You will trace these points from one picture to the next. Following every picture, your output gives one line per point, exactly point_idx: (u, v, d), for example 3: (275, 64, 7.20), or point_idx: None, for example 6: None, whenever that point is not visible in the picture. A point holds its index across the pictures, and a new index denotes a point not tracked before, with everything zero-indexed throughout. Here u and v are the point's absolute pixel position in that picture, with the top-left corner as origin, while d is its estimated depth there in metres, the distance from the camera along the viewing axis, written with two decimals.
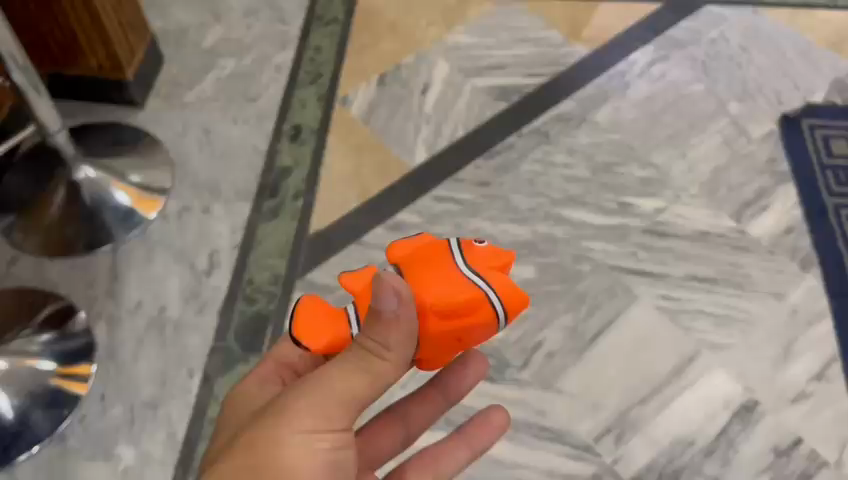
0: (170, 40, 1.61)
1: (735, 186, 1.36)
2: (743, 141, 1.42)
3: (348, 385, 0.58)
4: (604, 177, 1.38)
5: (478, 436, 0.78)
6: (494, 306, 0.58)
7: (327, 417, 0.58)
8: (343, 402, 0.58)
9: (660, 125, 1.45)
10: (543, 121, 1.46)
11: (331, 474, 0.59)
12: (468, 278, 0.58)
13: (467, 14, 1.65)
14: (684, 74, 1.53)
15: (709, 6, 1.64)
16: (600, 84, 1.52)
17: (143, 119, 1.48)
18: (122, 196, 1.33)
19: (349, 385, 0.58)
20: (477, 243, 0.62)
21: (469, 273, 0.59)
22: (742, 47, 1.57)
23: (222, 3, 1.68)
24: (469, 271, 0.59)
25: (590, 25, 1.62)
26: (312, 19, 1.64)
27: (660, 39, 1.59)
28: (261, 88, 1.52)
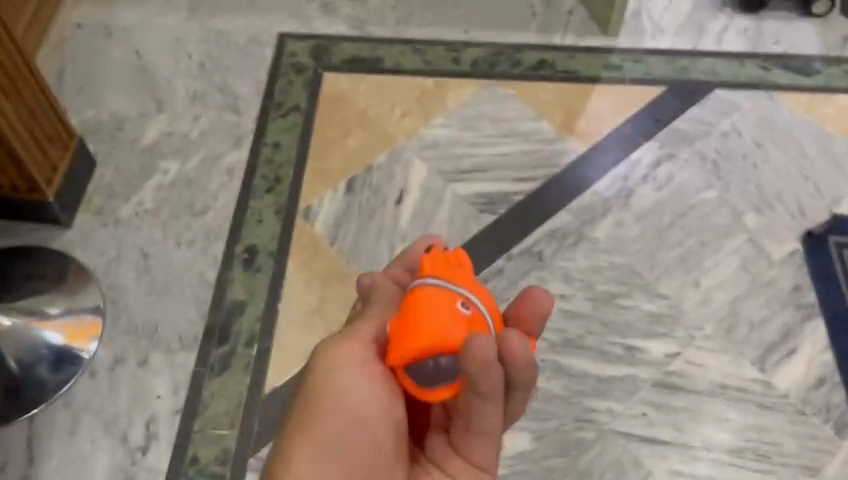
0: (104, 135, 1.39)
1: (757, 323, 1.18)
2: (763, 264, 1.24)
3: (342, 353, 0.72)
4: (607, 313, 1.19)
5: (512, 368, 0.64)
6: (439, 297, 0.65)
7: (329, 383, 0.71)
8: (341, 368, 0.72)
9: (669, 243, 1.26)
10: (535, 240, 1.27)
11: (360, 411, 0.70)
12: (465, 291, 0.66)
13: (446, 99, 1.45)
14: (693, 178, 1.34)
15: (719, 89, 1.46)
16: (599, 191, 1.33)
17: (69, 241, 1.26)
18: (53, 336, 1.13)
19: (343, 349, 0.72)
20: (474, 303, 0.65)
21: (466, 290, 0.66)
22: (757, 142, 1.38)
23: (165, 86, 1.46)
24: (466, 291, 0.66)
25: (584, 114, 1.43)
26: (270, 107, 1.44)
27: (664, 132, 1.40)
28: (210, 198, 1.32)
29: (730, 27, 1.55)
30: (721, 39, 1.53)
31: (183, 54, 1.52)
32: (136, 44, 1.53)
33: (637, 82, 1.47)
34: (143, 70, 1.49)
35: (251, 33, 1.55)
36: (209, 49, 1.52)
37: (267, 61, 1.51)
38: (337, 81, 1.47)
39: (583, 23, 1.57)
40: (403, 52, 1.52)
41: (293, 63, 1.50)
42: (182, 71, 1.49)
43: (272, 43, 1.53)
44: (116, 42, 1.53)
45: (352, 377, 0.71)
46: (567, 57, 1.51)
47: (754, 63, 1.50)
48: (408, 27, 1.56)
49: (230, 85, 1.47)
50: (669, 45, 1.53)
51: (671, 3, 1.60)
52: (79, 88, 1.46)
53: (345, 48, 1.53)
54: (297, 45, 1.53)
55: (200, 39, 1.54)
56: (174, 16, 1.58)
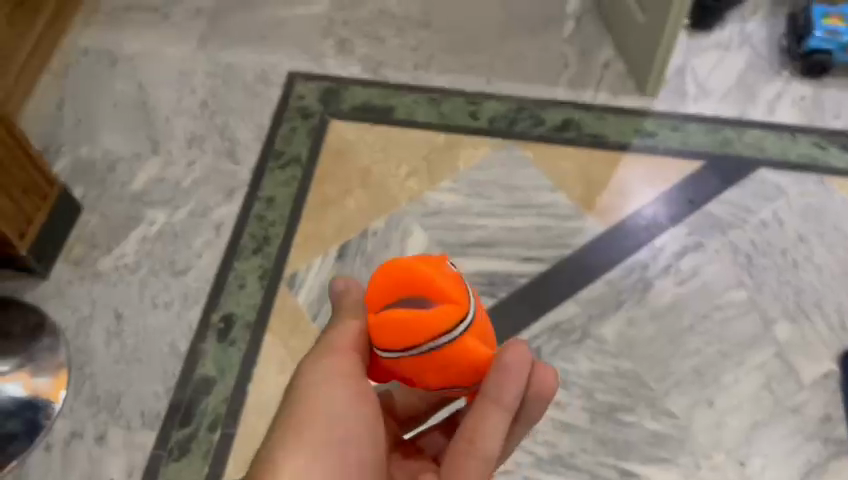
0: (94, 176, 1.33)
1: (776, 457, 1.04)
2: (791, 385, 1.10)
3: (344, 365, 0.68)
4: (604, 428, 1.08)
5: (501, 387, 0.60)
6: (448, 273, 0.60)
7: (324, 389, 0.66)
8: (343, 382, 0.67)
9: (685, 350, 1.13)
10: (534, 334, 1.15)
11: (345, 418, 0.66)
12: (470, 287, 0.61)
13: (457, 159, 1.33)
14: (722, 273, 1.20)
15: (763, 169, 1.30)
16: (613, 281, 1.20)
17: (43, 295, 1.21)
18: (12, 388, 1.10)
19: (340, 357, 0.67)
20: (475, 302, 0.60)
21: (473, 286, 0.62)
22: (800, 236, 1.23)
23: (163, 125, 1.39)
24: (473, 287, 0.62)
25: (608, 187, 1.30)
26: (269, 156, 1.35)
27: (694, 216, 1.25)
28: (193, 256, 1.24)
29: (785, 94, 1.39)
30: (773, 108, 1.38)
31: (186, 89, 1.44)
32: (140, 76, 1.46)
33: (671, 153, 1.33)
34: (144, 106, 1.42)
35: (259, 70, 1.46)
36: (214, 85, 1.44)
37: (272, 103, 1.42)
38: (343, 130, 1.37)
39: (619, 79, 1.42)
40: (418, 101, 1.40)
41: (299, 107, 1.40)
42: (183, 109, 1.41)
43: (280, 82, 1.44)
44: (120, 72, 1.47)
45: (338, 392, 0.66)
46: (596, 118, 1.37)
47: (808, 139, 1.33)
48: (426, 73, 1.45)
49: (231, 128, 1.38)
50: (712, 111, 1.38)
51: (720, 62, 1.45)
52: (76, 122, 1.40)
53: (356, 92, 1.42)
54: (306, 87, 1.43)
55: (206, 74, 1.46)
56: (183, 46, 1.50)
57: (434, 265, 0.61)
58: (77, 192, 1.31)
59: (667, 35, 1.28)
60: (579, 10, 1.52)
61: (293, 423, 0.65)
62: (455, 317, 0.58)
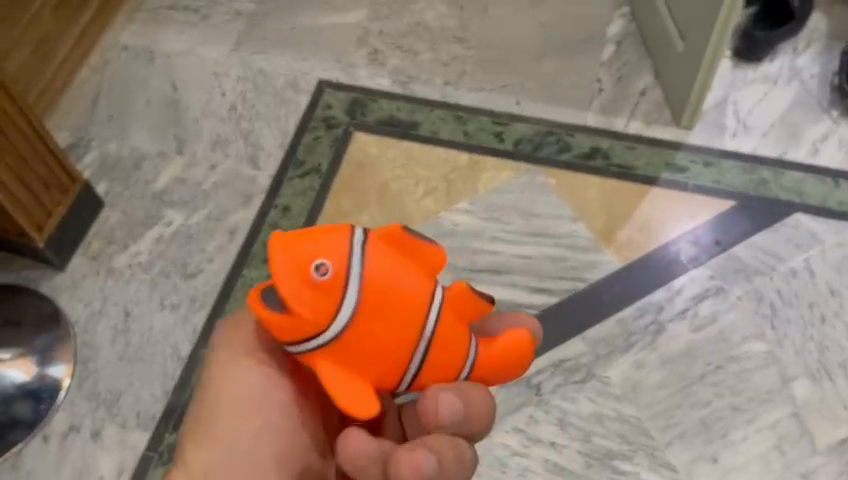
0: (120, 172, 1.35)
1: None
2: (804, 448, 1.04)
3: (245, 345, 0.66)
4: (599, 475, 1.04)
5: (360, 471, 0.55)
6: (317, 278, 0.54)
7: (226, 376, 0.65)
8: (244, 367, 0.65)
9: (693, 401, 1.08)
10: (537, 369, 1.12)
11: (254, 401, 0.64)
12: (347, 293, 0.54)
13: (478, 181, 1.31)
14: (742, 322, 1.14)
15: (799, 214, 1.23)
16: (626, 321, 1.15)
17: (58, 287, 1.23)
18: (14, 374, 1.12)
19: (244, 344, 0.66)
20: (341, 317, 0.55)
21: (351, 293, 0.55)
22: (831, 289, 1.16)
23: (191, 126, 1.40)
24: (351, 295, 0.54)
25: (630, 221, 1.25)
26: (290, 164, 1.35)
27: (719, 259, 1.20)
28: (204, 260, 1.25)
29: (831, 136, 1.32)
30: (816, 150, 1.31)
31: (217, 91, 1.45)
32: (174, 75, 1.47)
33: (701, 190, 1.27)
34: (174, 105, 1.43)
35: (290, 77, 1.46)
36: (245, 89, 1.45)
37: (299, 110, 1.41)
38: (365, 143, 1.36)
39: (654, 108, 1.37)
40: (444, 118, 1.38)
41: (325, 117, 1.40)
42: (212, 111, 1.42)
43: (310, 90, 1.44)
44: (156, 70, 1.49)
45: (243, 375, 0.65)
46: (626, 148, 1.33)
47: None
48: (456, 90, 1.42)
49: (256, 134, 1.39)
50: (751, 149, 1.32)
51: (765, 97, 1.38)
52: (109, 117, 1.43)
53: (383, 105, 1.40)
54: (334, 97, 1.42)
55: (238, 77, 1.46)
56: (219, 47, 1.51)
57: (298, 265, 0.54)
58: (101, 188, 1.34)
59: (704, 69, 1.23)
60: (620, 33, 1.47)
61: (201, 420, 0.65)
62: (299, 333, 0.55)
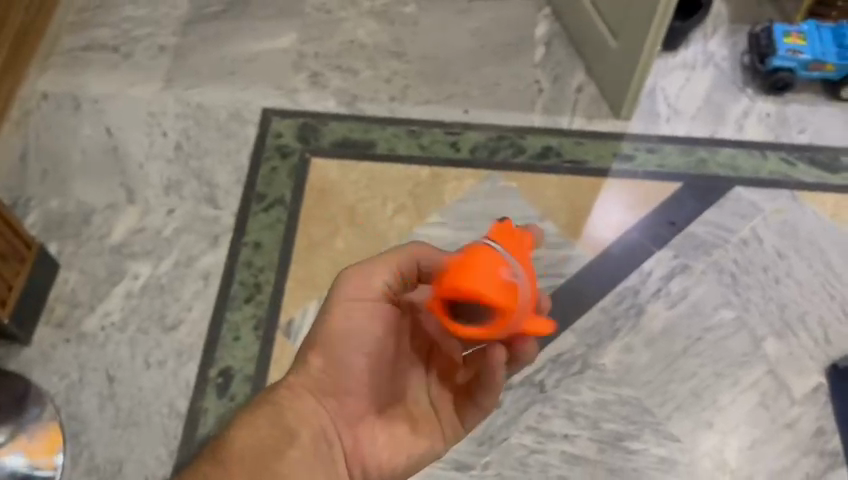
0: (69, 230, 1.28)
1: (776, 474, 1.09)
2: (785, 401, 1.14)
3: (361, 286, 0.77)
4: (613, 458, 1.10)
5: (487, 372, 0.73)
6: (502, 280, 0.61)
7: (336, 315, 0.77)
8: (350, 309, 0.77)
9: (682, 374, 1.16)
10: (537, 367, 1.17)
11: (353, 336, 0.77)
12: (518, 279, 0.62)
13: (443, 192, 1.33)
14: (709, 294, 1.24)
15: (738, 187, 1.35)
16: (607, 308, 1.22)
17: (28, 362, 1.16)
18: (13, 461, 1.06)
19: (355, 285, 0.77)
20: (522, 290, 0.63)
21: (519, 275, 0.63)
22: (779, 252, 1.28)
23: (136, 171, 1.34)
24: (520, 276, 0.63)
25: (592, 213, 1.31)
26: (251, 199, 1.32)
27: (678, 238, 1.29)
28: (183, 309, 1.21)
29: (751, 111, 1.45)
30: (741, 126, 1.43)
31: (158, 132, 1.39)
32: (107, 119, 1.40)
33: (650, 176, 1.36)
34: (114, 152, 1.37)
35: (232, 108, 1.42)
36: (186, 127, 1.40)
37: (249, 142, 1.38)
38: (324, 168, 1.36)
39: (592, 103, 1.44)
40: (398, 134, 1.40)
41: (278, 146, 1.38)
42: (156, 153, 1.37)
43: (255, 120, 1.41)
44: (85, 117, 1.41)
45: (346, 319, 0.77)
46: (575, 144, 1.39)
47: (777, 156, 1.39)
48: (403, 105, 1.44)
49: (208, 172, 1.35)
50: (685, 132, 1.42)
51: (687, 82, 1.49)
52: (43, 172, 1.34)
53: (334, 128, 1.40)
54: (282, 124, 1.40)
55: (177, 114, 1.41)
56: (149, 86, 1.45)
57: (489, 282, 0.60)
58: (52, 249, 1.26)
59: (641, 67, 1.31)
60: (547, 34, 1.54)
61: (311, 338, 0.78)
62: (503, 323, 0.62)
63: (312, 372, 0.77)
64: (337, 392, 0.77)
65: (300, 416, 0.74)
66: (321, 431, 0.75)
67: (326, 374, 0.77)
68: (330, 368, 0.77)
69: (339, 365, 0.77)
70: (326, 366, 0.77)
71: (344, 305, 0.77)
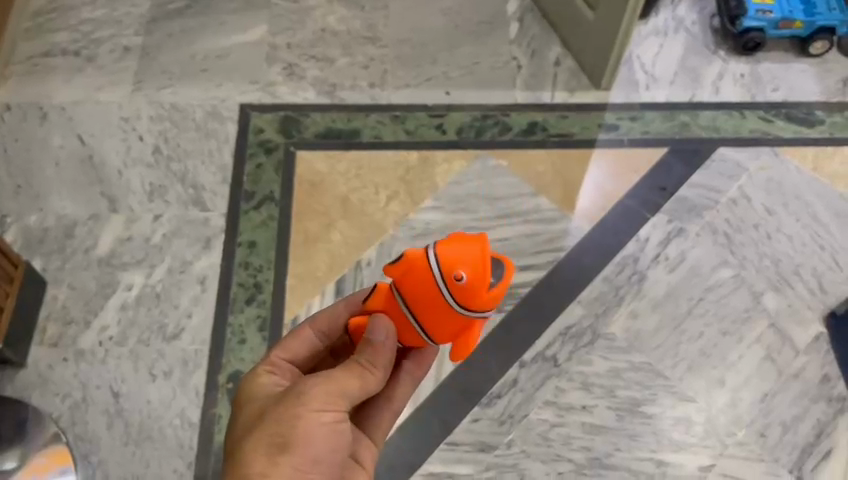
0: (52, 245, 1.23)
1: (790, 423, 1.12)
2: (789, 353, 1.17)
3: (327, 390, 0.61)
4: (633, 424, 1.12)
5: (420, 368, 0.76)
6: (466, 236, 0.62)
7: (307, 416, 0.60)
8: (325, 412, 0.61)
9: (689, 336, 1.19)
10: (548, 342, 1.17)
11: (328, 443, 0.60)
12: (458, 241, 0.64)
13: (434, 175, 1.32)
14: (706, 254, 1.26)
15: (722, 148, 1.37)
16: (610, 277, 1.23)
17: (26, 386, 1.11)
18: None
19: (321, 389, 0.61)
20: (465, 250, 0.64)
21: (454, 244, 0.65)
22: (767, 208, 1.31)
23: (117, 179, 1.30)
24: None
25: (584, 185, 1.32)
26: (240, 198, 1.28)
27: (671, 203, 1.31)
28: (182, 317, 1.17)
29: (725, 73, 1.47)
30: (718, 88, 1.45)
31: (133, 136, 1.34)
32: (77, 127, 1.35)
33: (636, 143, 1.37)
34: (90, 160, 1.31)
35: (208, 107, 1.38)
36: (163, 129, 1.35)
37: (230, 140, 1.35)
38: (311, 160, 1.33)
39: (572, 76, 1.45)
40: (382, 121, 1.38)
41: (260, 141, 1.34)
42: (135, 159, 1.32)
43: (234, 117, 1.37)
44: (54, 126, 1.35)
45: (318, 423, 0.60)
46: (559, 118, 1.39)
47: (755, 115, 1.41)
48: (384, 90, 1.42)
49: (191, 173, 1.31)
50: (665, 98, 1.43)
51: (662, 48, 1.50)
52: (16, 187, 1.28)
53: (317, 119, 1.37)
54: (262, 119, 1.37)
55: (151, 117, 1.36)
56: (118, 89, 1.39)
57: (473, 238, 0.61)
58: (36, 266, 1.21)
59: (617, 45, 1.32)
60: (519, 10, 1.53)
61: (270, 444, 0.59)
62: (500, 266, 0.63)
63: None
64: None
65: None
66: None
67: None
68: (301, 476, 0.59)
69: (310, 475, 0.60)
70: (297, 473, 0.59)
71: (317, 407, 0.60)
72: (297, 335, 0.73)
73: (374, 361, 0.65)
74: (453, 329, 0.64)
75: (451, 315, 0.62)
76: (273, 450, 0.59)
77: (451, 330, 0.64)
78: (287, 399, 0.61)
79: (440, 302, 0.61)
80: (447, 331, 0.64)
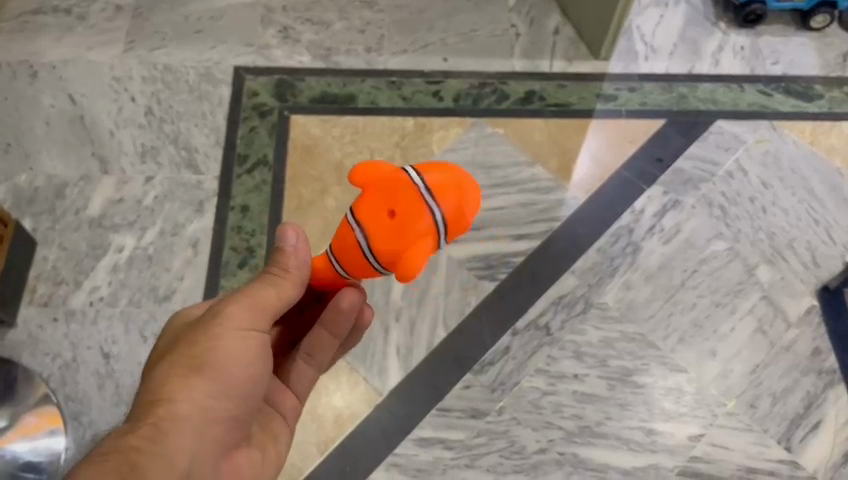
0: (41, 204, 1.21)
1: (780, 394, 1.13)
2: (781, 325, 1.18)
3: (241, 307, 0.61)
4: (624, 393, 1.12)
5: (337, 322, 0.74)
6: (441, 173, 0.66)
7: (224, 336, 0.60)
8: (245, 333, 0.61)
9: (681, 307, 1.19)
10: (541, 310, 1.17)
11: (241, 361, 0.60)
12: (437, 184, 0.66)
13: (431, 142, 1.31)
14: (701, 227, 1.25)
15: (720, 121, 1.36)
16: (604, 248, 1.23)
17: (15, 345, 1.10)
18: (18, 447, 1.01)
19: (237, 307, 0.61)
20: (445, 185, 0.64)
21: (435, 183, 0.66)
22: (763, 181, 1.30)
23: (108, 139, 1.28)
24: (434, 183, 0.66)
25: (580, 155, 1.31)
26: (233, 161, 1.27)
27: (668, 174, 1.30)
28: (174, 279, 1.16)
29: (725, 45, 1.45)
30: (717, 60, 1.44)
31: (125, 97, 1.32)
32: (68, 87, 1.32)
33: (634, 115, 1.36)
34: (80, 120, 1.29)
35: (202, 69, 1.36)
36: (155, 90, 1.33)
37: (223, 103, 1.33)
38: (305, 124, 1.31)
39: (571, 45, 1.43)
40: (378, 86, 1.36)
41: (254, 105, 1.33)
42: (126, 120, 1.30)
43: (227, 79, 1.35)
44: (44, 84, 1.32)
45: (229, 343, 0.60)
46: (557, 87, 1.38)
47: (753, 88, 1.40)
48: (380, 56, 1.40)
49: (184, 135, 1.29)
50: (663, 69, 1.42)
51: (662, 19, 1.48)
52: (5, 146, 1.26)
53: (312, 84, 1.36)
54: (256, 82, 1.35)
55: (144, 77, 1.34)
56: (109, 49, 1.37)
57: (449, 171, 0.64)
58: (26, 226, 1.19)
59: (617, 18, 1.31)
60: None
61: (181, 367, 0.58)
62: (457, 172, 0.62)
63: (186, 406, 0.56)
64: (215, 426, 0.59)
65: (178, 459, 0.53)
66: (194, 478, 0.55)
67: (202, 408, 0.57)
68: (212, 400, 0.58)
69: (222, 395, 0.59)
70: (208, 397, 0.58)
71: (236, 326, 0.60)
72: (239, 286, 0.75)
73: (293, 278, 0.65)
74: (385, 214, 0.59)
75: (392, 191, 0.60)
76: (187, 370, 0.58)
77: (381, 212, 0.60)
78: (203, 322, 0.61)
79: (388, 177, 0.61)
80: (376, 218, 0.60)
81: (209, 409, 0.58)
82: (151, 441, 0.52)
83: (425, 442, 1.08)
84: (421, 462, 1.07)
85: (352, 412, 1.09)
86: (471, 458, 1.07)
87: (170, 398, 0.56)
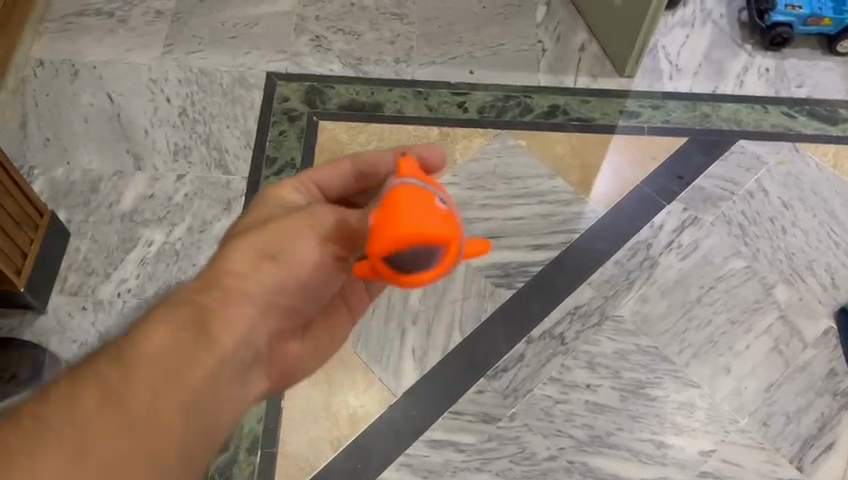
0: (76, 197, 1.26)
1: (793, 414, 1.13)
2: (797, 345, 1.18)
3: (330, 223, 0.56)
4: (636, 405, 1.13)
5: None
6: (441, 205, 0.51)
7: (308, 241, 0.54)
8: (325, 245, 0.55)
9: (697, 323, 1.19)
10: (556, 320, 1.19)
11: (315, 271, 0.55)
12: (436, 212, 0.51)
13: (454, 151, 1.33)
14: (720, 244, 1.26)
15: (742, 141, 1.37)
16: (622, 261, 1.24)
17: (45, 331, 1.14)
18: None
19: (327, 221, 0.55)
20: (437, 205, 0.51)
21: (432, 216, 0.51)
22: (784, 202, 1.31)
23: (142, 138, 1.32)
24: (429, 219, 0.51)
25: (601, 169, 1.33)
26: (262, 163, 1.31)
27: (688, 191, 1.31)
28: None
29: (751, 67, 1.47)
30: (742, 82, 1.45)
31: (161, 98, 1.37)
32: (107, 86, 1.37)
33: (656, 132, 1.37)
34: (117, 118, 1.34)
35: (235, 73, 1.40)
36: (190, 92, 1.38)
37: (255, 107, 1.37)
38: (333, 130, 1.34)
39: (596, 62, 1.45)
40: (404, 96, 1.39)
41: (284, 110, 1.36)
42: (161, 119, 1.35)
43: (260, 84, 1.39)
44: (85, 83, 1.38)
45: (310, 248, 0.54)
46: (581, 102, 1.40)
47: (777, 109, 1.41)
48: (408, 66, 1.43)
49: (216, 136, 1.33)
50: (688, 88, 1.44)
51: (687, 39, 1.50)
52: (45, 141, 1.31)
53: (341, 91, 1.39)
54: (287, 88, 1.39)
55: (179, 80, 1.39)
56: (148, 51, 1.42)
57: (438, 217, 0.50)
58: (61, 218, 1.24)
59: (643, 33, 1.32)
60: None
61: (262, 248, 0.53)
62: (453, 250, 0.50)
63: (253, 290, 0.51)
64: (273, 318, 0.54)
65: (234, 343, 0.49)
66: (247, 364, 0.52)
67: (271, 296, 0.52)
68: (279, 293, 0.53)
69: (290, 290, 0.54)
70: (276, 289, 0.53)
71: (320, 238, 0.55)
72: (337, 164, 0.64)
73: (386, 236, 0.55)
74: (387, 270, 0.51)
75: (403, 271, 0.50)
76: (263, 254, 0.52)
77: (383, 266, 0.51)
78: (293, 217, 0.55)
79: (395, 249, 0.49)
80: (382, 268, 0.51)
81: (274, 301, 0.53)
82: (216, 315, 0.48)
83: (436, 444, 1.09)
84: (431, 464, 1.08)
85: (366, 411, 1.11)
86: (481, 462, 1.08)
87: (246, 275, 0.51)
